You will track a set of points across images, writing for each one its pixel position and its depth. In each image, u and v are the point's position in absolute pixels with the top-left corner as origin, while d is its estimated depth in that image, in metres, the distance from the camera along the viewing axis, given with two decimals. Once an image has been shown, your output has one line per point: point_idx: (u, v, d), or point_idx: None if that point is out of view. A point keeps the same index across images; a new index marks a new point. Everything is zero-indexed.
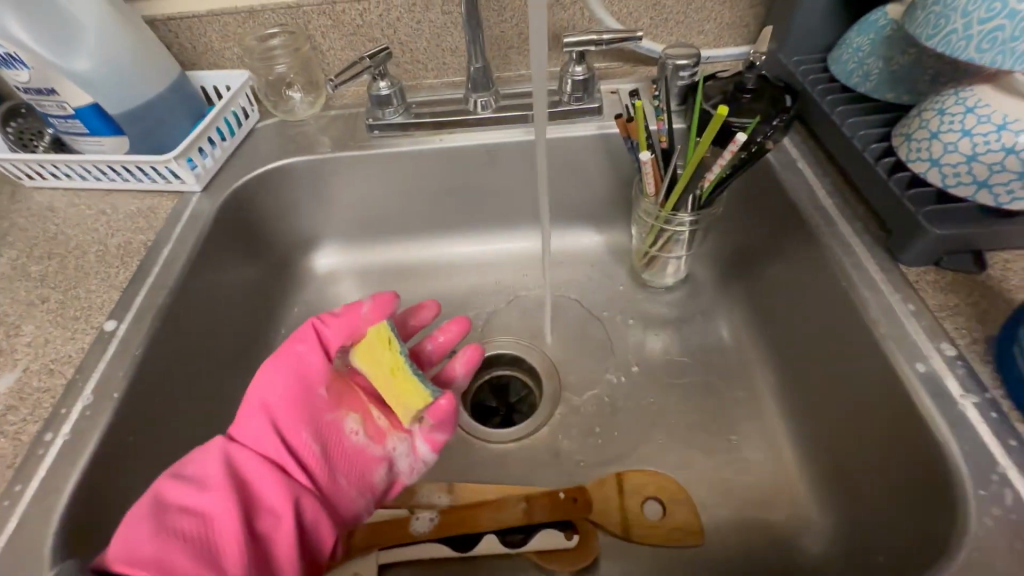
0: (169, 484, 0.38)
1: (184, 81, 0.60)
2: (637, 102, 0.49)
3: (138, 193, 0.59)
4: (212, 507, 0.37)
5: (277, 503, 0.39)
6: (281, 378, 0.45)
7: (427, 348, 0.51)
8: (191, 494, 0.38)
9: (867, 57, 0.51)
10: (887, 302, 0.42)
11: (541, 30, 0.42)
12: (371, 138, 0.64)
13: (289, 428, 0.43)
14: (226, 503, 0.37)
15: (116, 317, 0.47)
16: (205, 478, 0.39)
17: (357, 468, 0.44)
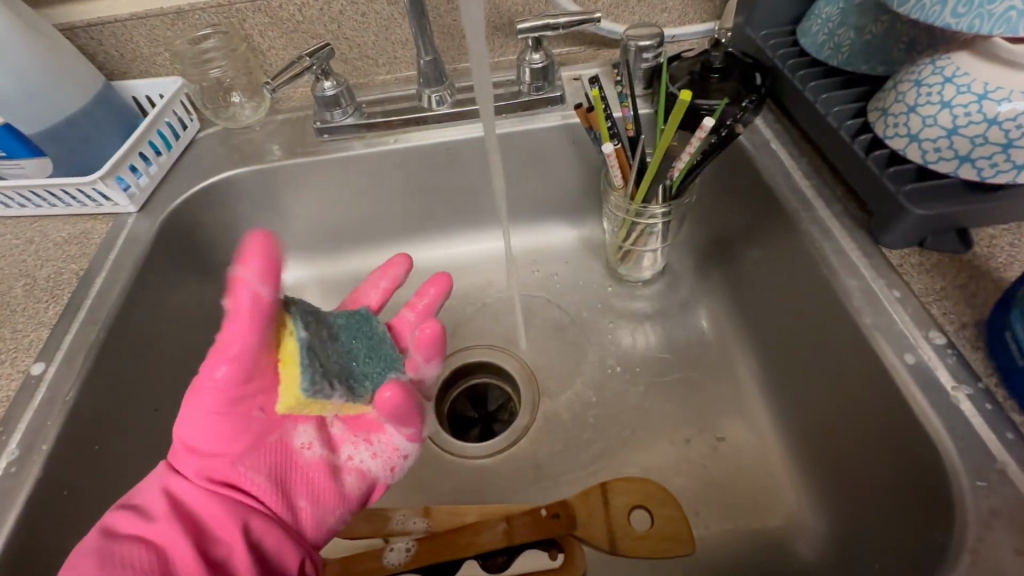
0: (112, 522, 0.33)
1: (108, 93, 0.55)
2: (596, 90, 0.46)
3: (69, 217, 0.54)
4: (158, 548, 0.32)
5: (229, 541, 0.33)
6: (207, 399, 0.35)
7: (405, 317, 0.44)
8: (137, 530, 0.32)
9: (838, 28, 0.48)
10: (870, 290, 0.40)
11: (478, 18, 0.39)
12: (323, 142, 0.60)
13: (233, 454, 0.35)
14: (172, 543, 0.32)
15: (45, 359, 0.43)
16: (151, 515, 0.33)
17: (327, 479, 0.39)
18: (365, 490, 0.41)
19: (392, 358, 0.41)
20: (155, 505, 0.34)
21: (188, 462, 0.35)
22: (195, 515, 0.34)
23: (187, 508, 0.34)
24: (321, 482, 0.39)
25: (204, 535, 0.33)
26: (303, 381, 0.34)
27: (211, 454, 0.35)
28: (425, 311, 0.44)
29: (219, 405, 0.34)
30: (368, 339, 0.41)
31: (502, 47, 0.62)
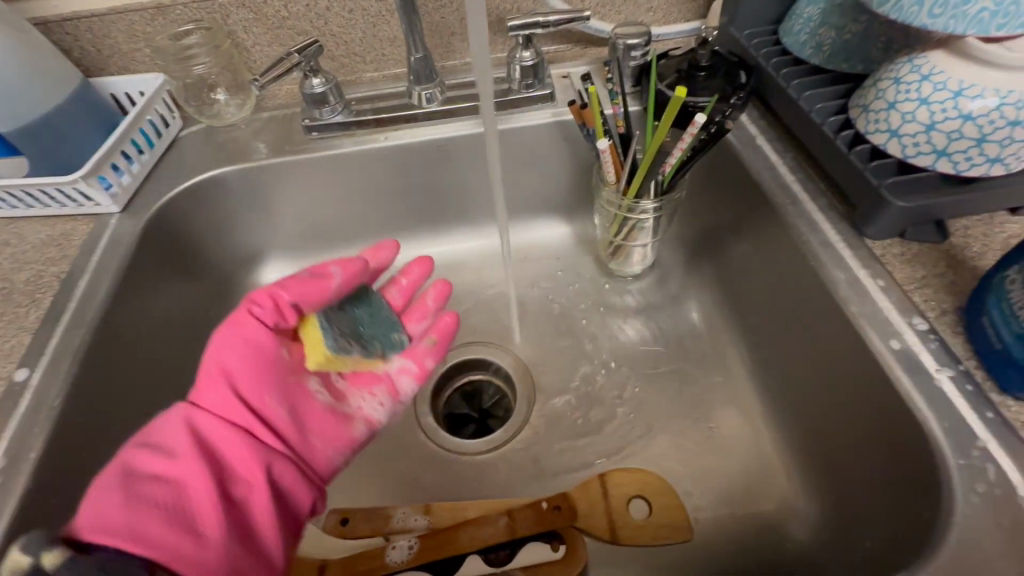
0: (133, 454, 0.35)
1: (87, 90, 0.53)
2: (592, 85, 0.46)
3: (46, 218, 0.53)
4: (184, 471, 0.34)
5: (249, 468, 0.37)
6: (240, 340, 0.41)
7: (392, 293, 0.52)
8: (161, 462, 0.34)
9: (819, 27, 0.49)
10: (856, 280, 0.41)
11: (480, 16, 0.40)
12: (311, 140, 0.59)
13: (256, 392, 0.40)
14: (197, 468, 0.35)
15: (28, 365, 0.42)
16: (172, 447, 0.36)
17: (334, 425, 0.44)
18: (367, 438, 0.46)
19: (391, 325, 0.49)
20: (177, 439, 0.36)
21: (213, 399, 0.39)
22: (216, 450, 0.37)
23: (208, 442, 0.37)
24: (327, 427, 0.43)
25: (225, 467, 0.37)
26: (327, 343, 0.44)
27: (235, 393, 0.39)
28: (408, 290, 0.52)
29: (254, 345, 0.41)
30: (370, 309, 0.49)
31: (491, 45, 0.62)
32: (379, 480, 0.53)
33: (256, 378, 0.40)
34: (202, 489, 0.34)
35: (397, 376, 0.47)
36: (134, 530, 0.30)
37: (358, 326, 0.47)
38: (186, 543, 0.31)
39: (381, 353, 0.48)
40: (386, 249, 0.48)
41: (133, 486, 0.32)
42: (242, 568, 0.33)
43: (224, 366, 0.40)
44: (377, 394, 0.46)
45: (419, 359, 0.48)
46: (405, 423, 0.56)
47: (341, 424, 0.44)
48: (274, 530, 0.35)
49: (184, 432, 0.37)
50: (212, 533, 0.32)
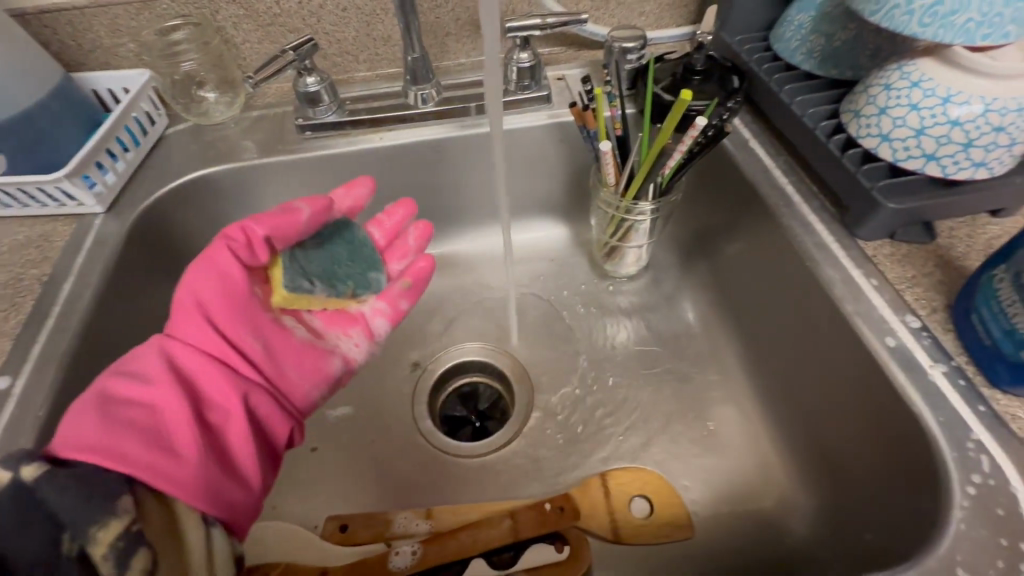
0: (111, 381, 0.36)
1: (68, 85, 0.51)
2: (598, 89, 0.46)
3: (25, 218, 0.50)
4: (160, 399, 0.37)
5: (224, 398, 0.39)
6: (214, 272, 0.41)
7: (373, 234, 0.51)
8: (137, 390, 0.36)
9: (809, 34, 0.51)
10: (851, 279, 0.42)
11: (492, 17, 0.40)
12: (303, 140, 0.58)
13: (232, 326, 0.41)
14: (173, 397, 0.37)
15: (10, 371, 0.40)
16: (149, 375, 0.37)
17: (310, 361, 0.45)
18: (345, 375, 0.48)
19: (370, 263, 0.49)
20: (152, 368, 0.38)
21: (188, 331, 0.40)
22: (192, 381, 0.39)
23: (184, 373, 0.39)
24: (305, 362, 0.45)
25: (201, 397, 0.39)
26: (288, 281, 0.44)
27: (211, 327, 0.41)
28: (391, 231, 0.52)
29: (228, 278, 0.41)
30: (349, 246, 0.49)
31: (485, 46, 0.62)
32: (377, 484, 0.52)
33: (231, 314, 0.41)
34: (177, 416, 0.36)
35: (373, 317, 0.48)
36: (111, 449, 0.33)
37: (332, 264, 0.47)
38: (162, 462, 0.34)
39: (352, 293, 0.48)
40: (360, 186, 0.48)
41: (111, 411, 0.35)
42: (216, 486, 0.36)
43: (198, 301, 0.40)
44: (354, 334, 0.48)
45: (393, 301, 0.49)
46: (402, 425, 0.55)
47: (319, 360, 0.46)
48: (247, 455, 0.39)
49: (160, 363, 0.38)
50: (186, 456, 0.35)
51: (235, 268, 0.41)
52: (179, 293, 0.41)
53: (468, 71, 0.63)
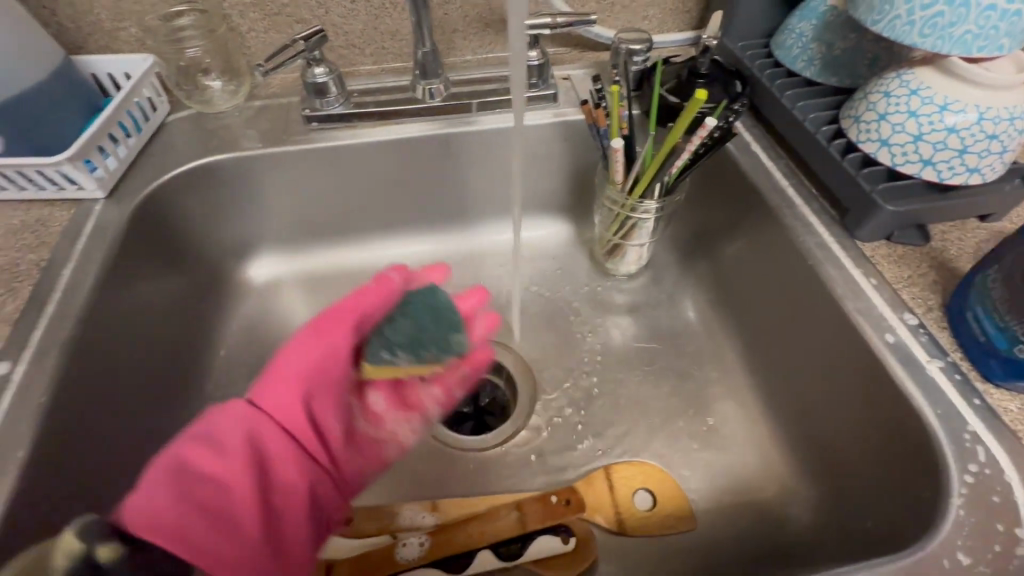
0: (189, 448, 0.36)
1: (70, 68, 0.50)
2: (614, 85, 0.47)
3: (19, 202, 0.49)
4: (233, 479, 0.36)
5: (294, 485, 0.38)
6: (314, 349, 0.41)
7: None
8: (211, 462, 0.36)
9: (810, 42, 0.52)
10: (851, 278, 0.44)
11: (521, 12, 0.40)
12: (310, 131, 0.58)
13: (317, 406, 0.40)
14: (245, 480, 0.36)
15: (10, 356, 0.39)
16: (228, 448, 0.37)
17: (375, 446, 0.44)
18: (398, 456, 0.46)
19: (454, 324, 0.38)
20: (230, 439, 0.37)
21: (276, 403, 0.39)
22: (266, 455, 0.38)
23: (261, 447, 0.38)
24: (369, 446, 0.44)
25: (271, 475, 0.38)
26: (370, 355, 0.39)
27: (294, 403, 0.39)
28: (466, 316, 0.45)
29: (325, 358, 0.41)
30: (433, 307, 0.38)
31: (492, 44, 0.63)
32: (382, 476, 0.52)
33: (313, 390, 0.40)
34: (246, 502, 0.36)
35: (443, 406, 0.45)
36: (177, 530, 0.33)
37: (416, 330, 0.38)
38: (221, 550, 0.34)
39: (437, 359, 0.38)
40: (436, 271, 0.46)
41: (182, 486, 0.35)
42: None
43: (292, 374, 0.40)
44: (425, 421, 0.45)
45: (449, 388, 0.44)
46: None
47: (383, 446, 0.44)
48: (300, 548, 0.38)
49: (239, 433, 0.38)
50: (243, 547, 0.35)
51: (334, 349, 0.41)
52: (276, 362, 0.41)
53: (474, 68, 0.63)
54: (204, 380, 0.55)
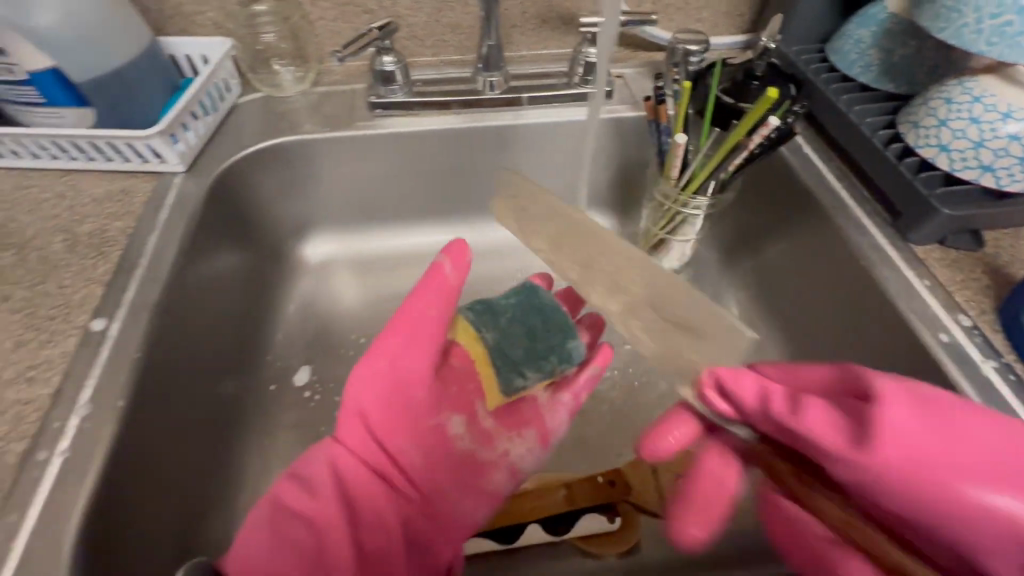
0: (283, 487, 0.38)
1: (157, 48, 0.53)
2: (688, 83, 0.48)
3: (104, 173, 0.52)
4: (322, 517, 0.37)
5: (385, 519, 0.39)
6: (376, 378, 0.42)
7: None
8: (301, 497, 0.38)
9: (868, 49, 0.54)
10: (905, 280, 0.45)
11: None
12: (374, 117, 0.60)
13: (392, 433, 0.42)
14: (333, 516, 0.37)
15: (104, 315, 0.41)
16: (316, 487, 0.38)
17: (471, 476, 0.44)
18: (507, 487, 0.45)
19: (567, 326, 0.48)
20: (317, 475, 0.39)
21: (355, 439, 0.41)
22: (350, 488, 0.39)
23: (348, 483, 0.40)
24: (464, 477, 0.43)
25: (358, 510, 0.39)
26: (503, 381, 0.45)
27: (371, 436, 0.42)
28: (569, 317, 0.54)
29: (389, 386, 0.42)
30: (541, 311, 0.48)
31: (549, 40, 0.64)
32: None
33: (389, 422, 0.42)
34: (336, 538, 0.36)
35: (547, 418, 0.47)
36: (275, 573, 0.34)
37: (534, 343, 0.47)
38: None
39: (558, 369, 0.47)
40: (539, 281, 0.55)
41: (278, 520, 0.36)
42: None
43: (362, 409, 0.42)
44: (526, 437, 0.46)
45: (575, 392, 0.48)
46: None
47: (480, 475, 0.44)
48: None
49: (325, 468, 0.40)
50: None
51: (395, 374, 0.42)
52: (346, 400, 0.42)
53: (529, 63, 0.65)
54: (263, 351, 0.57)
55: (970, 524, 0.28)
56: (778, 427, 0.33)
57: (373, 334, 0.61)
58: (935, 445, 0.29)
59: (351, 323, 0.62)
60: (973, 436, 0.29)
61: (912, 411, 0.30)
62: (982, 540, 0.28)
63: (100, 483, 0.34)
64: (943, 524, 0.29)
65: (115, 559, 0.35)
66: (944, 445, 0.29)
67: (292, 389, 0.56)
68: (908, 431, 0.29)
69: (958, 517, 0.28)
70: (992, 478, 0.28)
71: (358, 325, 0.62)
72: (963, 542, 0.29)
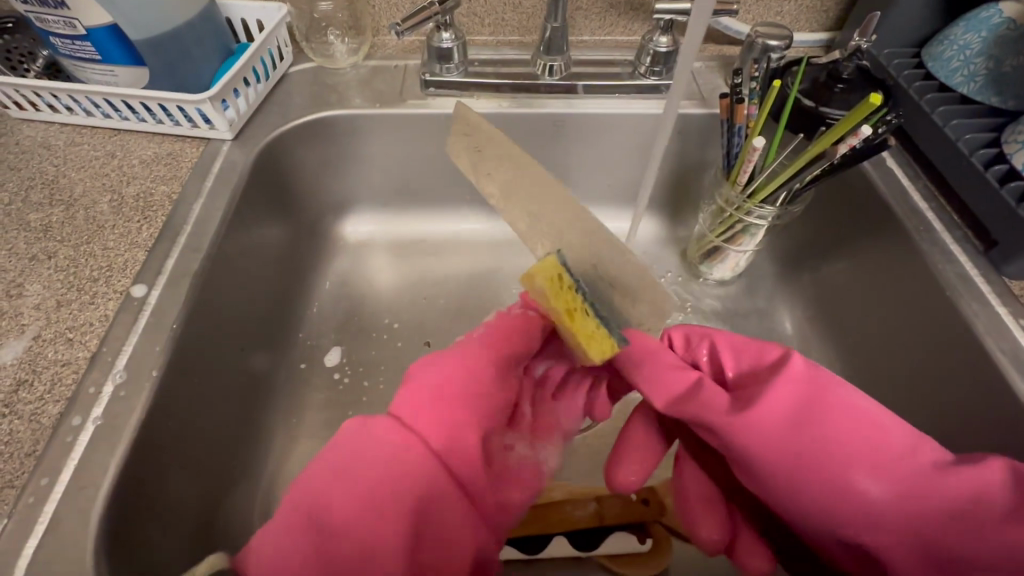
0: (329, 478, 0.31)
1: (214, 10, 0.52)
2: (778, 81, 0.43)
3: (153, 135, 0.51)
4: (375, 517, 0.30)
5: (447, 521, 0.32)
6: (450, 366, 0.38)
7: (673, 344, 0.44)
8: (352, 494, 0.31)
9: (976, 56, 0.49)
10: (996, 317, 0.41)
11: (705, 12, 0.39)
12: (426, 96, 0.57)
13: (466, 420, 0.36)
14: (388, 519, 0.30)
15: (146, 281, 0.41)
16: (375, 479, 0.31)
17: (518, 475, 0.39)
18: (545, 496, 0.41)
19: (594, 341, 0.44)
20: (373, 461, 0.32)
21: (429, 429, 0.34)
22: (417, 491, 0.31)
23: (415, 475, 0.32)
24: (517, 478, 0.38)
25: (426, 508, 0.32)
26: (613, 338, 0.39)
27: (445, 422, 0.35)
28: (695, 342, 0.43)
29: (468, 378, 0.38)
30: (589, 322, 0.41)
31: (615, 25, 0.60)
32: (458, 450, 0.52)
33: (454, 401, 0.36)
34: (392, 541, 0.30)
35: (564, 424, 0.45)
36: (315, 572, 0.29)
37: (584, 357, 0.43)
38: None
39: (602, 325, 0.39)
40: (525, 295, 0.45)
41: (322, 520, 0.30)
42: None
43: (439, 391, 0.36)
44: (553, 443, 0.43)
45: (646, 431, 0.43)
46: None
47: (529, 478, 0.39)
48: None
49: (388, 453, 0.32)
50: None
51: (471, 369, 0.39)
52: (422, 380, 0.37)
53: (591, 49, 0.61)
54: (295, 327, 0.57)
55: (823, 497, 0.34)
56: (679, 400, 0.38)
57: (407, 319, 0.59)
58: (805, 443, 0.34)
59: (385, 306, 0.60)
60: (844, 428, 0.34)
61: (795, 398, 0.36)
62: (840, 518, 0.33)
63: (130, 455, 0.34)
64: (810, 502, 0.34)
65: (141, 531, 0.34)
66: (807, 442, 0.34)
67: (323, 368, 0.55)
68: (770, 425, 0.35)
69: (822, 499, 0.34)
70: (859, 464, 0.33)
71: (393, 308, 0.60)
72: (827, 518, 0.34)
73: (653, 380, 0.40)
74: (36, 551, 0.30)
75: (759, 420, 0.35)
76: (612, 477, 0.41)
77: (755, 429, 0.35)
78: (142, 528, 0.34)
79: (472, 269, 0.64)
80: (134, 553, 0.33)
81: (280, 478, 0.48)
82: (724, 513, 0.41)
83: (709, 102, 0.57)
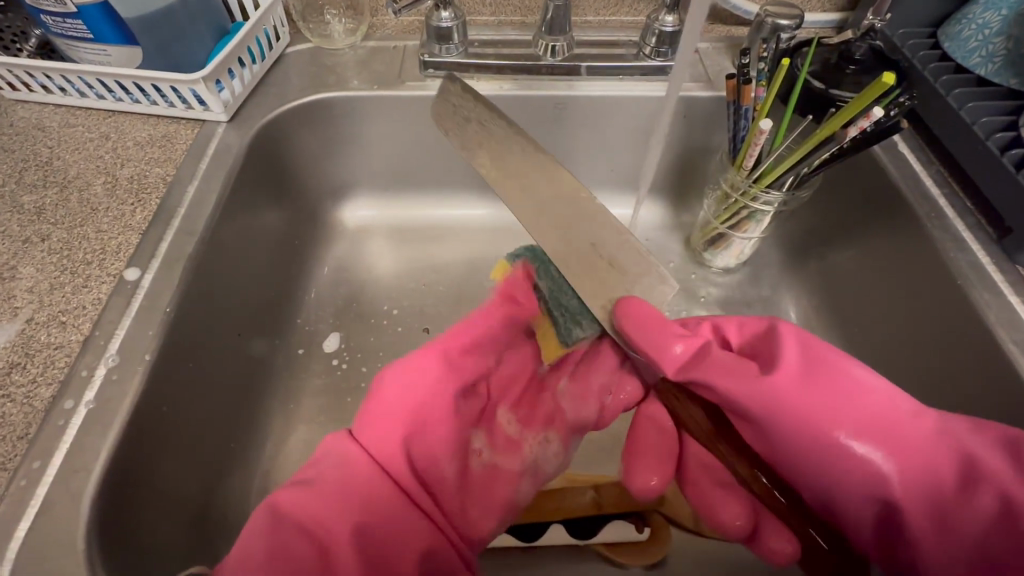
0: (287, 492, 0.32)
1: None
2: (786, 59, 0.42)
3: (148, 116, 0.50)
4: (330, 519, 0.31)
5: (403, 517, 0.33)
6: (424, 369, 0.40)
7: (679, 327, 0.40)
8: (308, 502, 0.32)
9: (994, 36, 0.47)
10: (1007, 307, 0.40)
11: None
12: (425, 78, 0.56)
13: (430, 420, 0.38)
14: (339, 525, 0.31)
15: (139, 265, 0.40)
16: (328, 485, 0.33)
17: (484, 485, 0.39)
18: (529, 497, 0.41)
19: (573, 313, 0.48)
20: (327, 473, 0.34)
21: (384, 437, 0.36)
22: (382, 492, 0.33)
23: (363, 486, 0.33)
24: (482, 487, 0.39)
25: (376, 519, 0.32)
26: (560, 334, 0.47)
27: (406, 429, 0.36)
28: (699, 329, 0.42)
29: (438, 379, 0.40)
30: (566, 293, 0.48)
31: (620, 4, 0.58)
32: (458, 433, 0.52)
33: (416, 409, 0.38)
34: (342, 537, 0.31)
35: (570, 414, 0.44)
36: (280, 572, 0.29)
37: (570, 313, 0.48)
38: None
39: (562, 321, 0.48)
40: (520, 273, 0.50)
41: (282, 530, 0.31)
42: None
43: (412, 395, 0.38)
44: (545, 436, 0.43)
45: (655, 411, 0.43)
46: None
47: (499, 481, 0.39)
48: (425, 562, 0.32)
49: (339, 468, 0.34)
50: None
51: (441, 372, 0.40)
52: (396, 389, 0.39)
53: (595, 30, 0.59)
54: (294, 313, 0.56)
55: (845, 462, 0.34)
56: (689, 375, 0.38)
57: (407, 306, 0.59)
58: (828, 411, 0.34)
59: (384, 292, 0.60)
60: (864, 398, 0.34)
61: (807, 368, 0.36)
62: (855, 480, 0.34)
63: (122, 439, 0.34)
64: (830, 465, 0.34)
65: (135, 515, 0.34)
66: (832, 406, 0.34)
67: (322, 354, 0.55)
68: (794, 393, 0.35)
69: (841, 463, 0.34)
70: (874, 431, 0.34)
71: (392, 295, 0.59)
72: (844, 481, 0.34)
73: (660, 349, 0.37)
74: (28, 534, 0.30)
75: (776, 399, 0.35)
76: (632, 473, 0.41)
77: (771, 408, 0.35)
78: (135, 511, 0.34)
79: (472, 254, 0.63)
80: (128, 536, 0.33)
81: (278, 461, 0.48)
82: (748, 496, 0.40)
83: (715, 84, 0.55)
